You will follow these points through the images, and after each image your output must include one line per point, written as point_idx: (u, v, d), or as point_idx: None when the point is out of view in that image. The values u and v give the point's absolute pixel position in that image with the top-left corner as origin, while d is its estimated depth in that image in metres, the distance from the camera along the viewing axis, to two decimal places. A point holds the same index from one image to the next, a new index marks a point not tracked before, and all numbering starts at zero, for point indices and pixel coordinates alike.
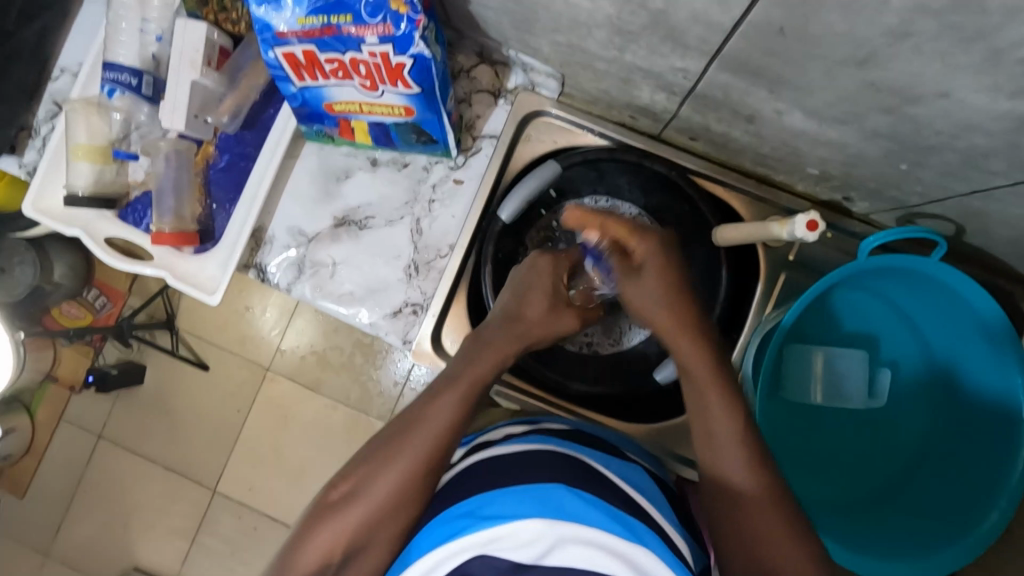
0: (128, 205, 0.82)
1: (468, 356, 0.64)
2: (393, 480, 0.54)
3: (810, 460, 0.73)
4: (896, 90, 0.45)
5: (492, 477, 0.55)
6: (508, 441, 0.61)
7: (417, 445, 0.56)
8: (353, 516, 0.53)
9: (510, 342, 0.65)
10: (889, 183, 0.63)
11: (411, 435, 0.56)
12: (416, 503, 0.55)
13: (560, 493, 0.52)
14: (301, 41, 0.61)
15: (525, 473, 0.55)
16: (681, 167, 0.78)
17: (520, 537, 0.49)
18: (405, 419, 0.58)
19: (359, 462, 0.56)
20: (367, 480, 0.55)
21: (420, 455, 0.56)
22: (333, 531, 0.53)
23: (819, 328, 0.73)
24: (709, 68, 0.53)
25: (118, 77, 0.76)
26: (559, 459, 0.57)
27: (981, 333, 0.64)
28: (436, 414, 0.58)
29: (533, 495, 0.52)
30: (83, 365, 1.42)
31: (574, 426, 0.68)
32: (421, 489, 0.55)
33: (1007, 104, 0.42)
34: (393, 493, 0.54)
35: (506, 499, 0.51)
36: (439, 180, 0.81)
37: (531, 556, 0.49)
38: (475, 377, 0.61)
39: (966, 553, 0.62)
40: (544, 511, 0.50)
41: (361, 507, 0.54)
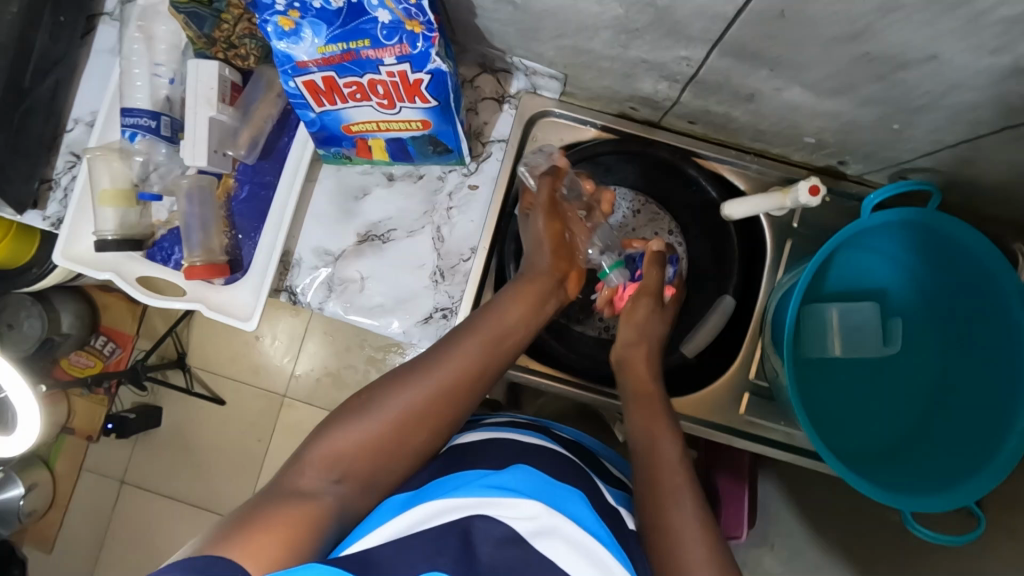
0: (155, 245, 0.85)
1: (486, 309, 0.69)
2: (416, 397, 0.59)
3: (834, 413, 0.77)
4: (887, 58, 0.49)
5: (500, 459, 0.58)
6: (520, 430, 0.66)
7: (443, 373, 0.62)
8: (373, 420, 0.58)
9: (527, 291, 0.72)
10: (883, 144, 0.67)
11: (442, 362, 0.63)
12: (426, 429, 0.59)
13: (570, 497, 0.54)
14: (320, 68, 0.64)
15: (535, 466, 0.58)
16: (684, 151, 0.82)
17: (524, 511, 0.50)
18: (438, 348, 0.65)
19: (388, 379, 0.62)
20: (393, 390, 0.60)
21: (446, 383, 0.61)
22: (351, 431, 0.57)
23: (831, 287, 0.78)
24: (710, 55, 0.58)
25: (138, 121, 0.79)
26: (564, 461, 0.61)
27: (981, 270, 0.68)
28: (467, 348, 0.64)
29: (542, 485, 0.54)
30: (100, 413, 1.45)
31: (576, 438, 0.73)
32: (441, 413, 0.60)
33: (989, 60, 0.46)
34: (414, 409, 0.59)
35: (520, 476, 0.54)
36: (455, 187, 0.85)
37: (526, 530, 0.49)
38: (504, 317, 0.68)
39: (994, 479, 0.64)
40: (554, 500, 0.52)
41: (383, 415, 0.58)
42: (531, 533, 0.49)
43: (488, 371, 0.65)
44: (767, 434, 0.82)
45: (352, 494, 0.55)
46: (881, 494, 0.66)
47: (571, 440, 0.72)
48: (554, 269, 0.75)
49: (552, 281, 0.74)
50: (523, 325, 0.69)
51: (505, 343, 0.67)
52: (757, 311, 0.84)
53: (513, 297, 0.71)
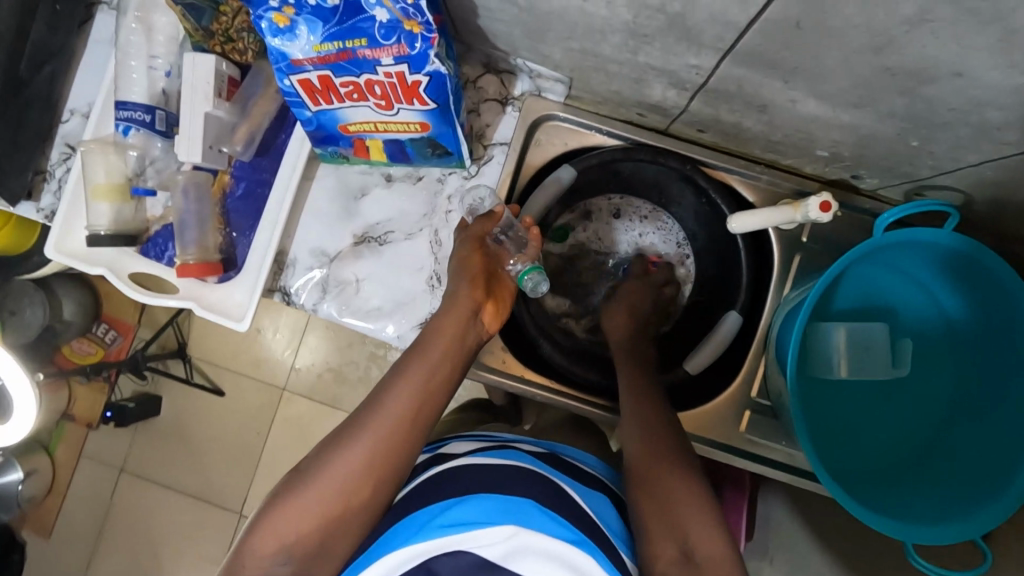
0: (149, 240, 0.83)
1: (421, 342, 0.64)
2: (352, 458, 0.55)
3: (840, 432, 0.74)
4: (911, 73, 0.47)
5: (462, 486, 0.56)
6: (485, 452, 0.63)
7: (377, 424, 0.57)
8: (313, 491, 0.54)
9: (455, 320, 0.65)
10: (901, 160, 0.64)
11: (367, 422, 0.57)
12: (368, 487, 0.55)
13: (526, 507, 0.53)
14: (316, 67, 0.62)
15: (490, 481, 0.56)
16: (694, 160, 0.79)
17: (488, 538, 0.51)
18: (363, 407, 0.59)
19: (317, 450, 0.57)
20: (322, 463, 0.56)
21: (380, 435, 0.56)
22: (286, 512, 0.54)
23: (840, 305, 0.75)
24: (722, 64, 0.55)
25: (132, 115, 0.77)
26: (521, 472, 0.58)
27: (996, 290, 0.65)
28: (395, 398, 0.58)
29: (496, 502, 0.53)
30: (100, 401, 1.43)
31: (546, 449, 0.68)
32: (383, 469, 0.56)
33: (1021, 79, 0.43)
34: (351, 470, 0.55)
35: (476, 504, 0.53)
36: (455, 191, 0.82)
37: (497, 555, 0.50)
38: (438, 353, 0.62)
39: (1009, 510, 0.62)
40: (513, 518, 0.52)
41: (314, 491, 0.54)
42: (503, 556, 0.50)
43: (430, 408, 0.59)
44: (768, 454, 0.80)
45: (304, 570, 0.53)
46: (886, 522, 0.63)
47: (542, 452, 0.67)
48: (468, 300, 0.67)
49: (468, 312, 0.67)
50: (451, 366, 0.63)
51: (445, 376, 0.62)
52: (762, 328, 0.81)
53: (441, 326, 0.64)
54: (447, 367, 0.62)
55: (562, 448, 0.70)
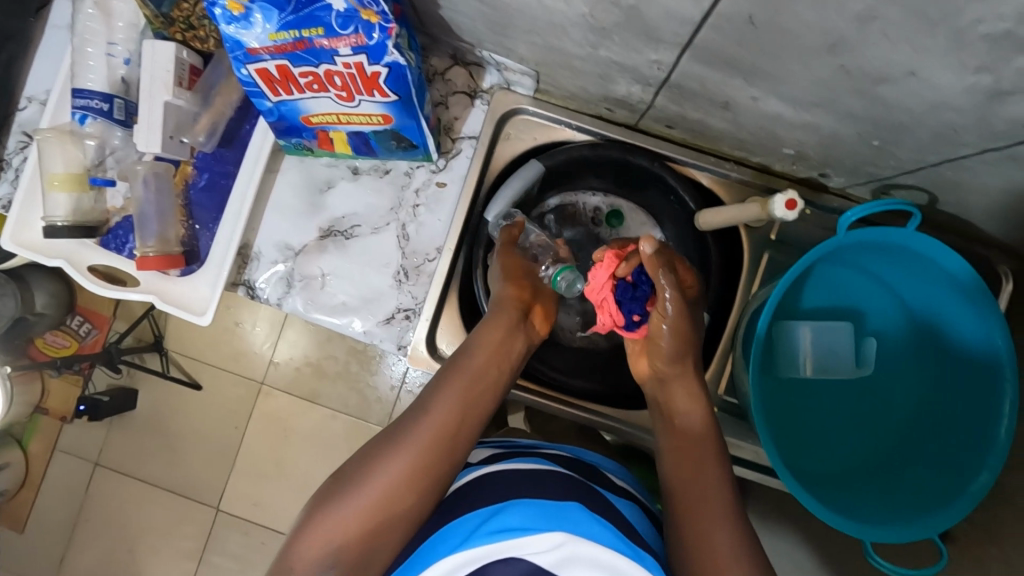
0: (110, 232, 0.81)
1: (462, 352, 0.65)
2: (400, 465, 0.54)
3: (805, 433, 0.74)
4: (866, 72, 0.46)
5: (501, 489, 0.56)
6: (512, 459, 0.63)
7: (423, 434, 0.57)
8: (359, 500, 0.53)
9: (500, 329, 0.66)
10: (865, 160, 0.64)
11: (417, 424, 0.58)
12: (414, 496, 0.54)
13: (576, 513, 0.53)
14: (273, 56, 0.61)
15: (529, 488, 0.56)
16: (662, 156, 0.79)
17: (541, 543, 0.49)
18: (409, 414, 0.59)
19: (366, 454, 0.57)
20: (372, 466, 0.55)
21: (427, 444, 0.56)
22: (338, 515, 0.52)
23: (806, 305, 0.75)
24: (683, 59, 0.54)
25: (89, 103, 0.76)
26: (558, 480, 0.59)
27: (959, 293, 0.65)
28: (445, 399, 0.60)
29: (542, 508, 0.52)
30: (73, 394, 1.39)
31: (572, 454, 0.69)
32: (427, 479, 0.55)
33: (972, 80, 0.43)
34: (398, 478, 0.54)
35: (519, 510, 0.52)
36: (422, 184, 0.81)
37: (549, 562, 0.48)
38: (482, 364, 0.63)
39: (960, 515, 0.62)
40: (561, 525, 0.51)
41: (361, 496, 0.53)
42: (554, 564, 0.48)
43: (471, 421, 0.60)
44: (736, 451, 0.80)
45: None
46: (841, 520, 0.63)
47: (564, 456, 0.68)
48: (516, 301, 0.69)
49: (517, 314, 0.68)
50: (498, 370, 0.64)
51: (487, 387, 0.63)
52: (732, 322, 0.81)
53: (483, 336, 0.65)
54: (495, 368, 0.64)
55: (583, 454, 0.71)
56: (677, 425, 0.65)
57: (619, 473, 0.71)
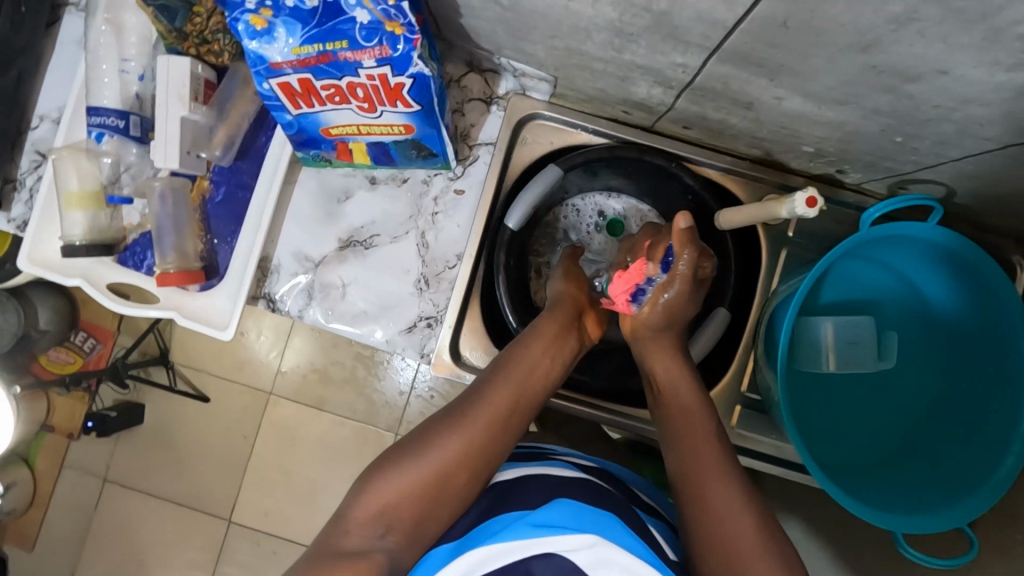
0: (127, 249, 0.81)
1: (516, 345, 0.67)
2: (457, 443, 0.57)
3: (825, 424, 0.75)
4: (897, 71, 0.46)
5: (536, 490, 0.57)
6: (545, 463, 0.64)
7: (478, 417, 0.59)
8: (415, 472, 0.55)
9: (554, 325, 0.69)
10: (885, 155, 0.65)
11: (474, 407, 0.60)
12: (467, 474, 0.56)
13: (612, 519, 0.52)
14: (296, 70, 0.60)
15: (567, 493, 0.56)
16: (677, 157, 0.79)
17: (576, 543, 0.48)
18: (465, 397, 0.62)
19: (424, 429, 0.59)
20: (430, 440, 0.57)
21: (482, 428, 0.58)
22: (392, 485, 0.54)
23: (827, 301, 0.76)
24: (709, 61, 0.55)
25: (105, 121, 0.75)
26: (593, 488, 0.59)
27: (980, 287, 0.67)
28: (500, 385, 0.62)
29: (579, 511, 0.52)
30: (80, 410, 1.40)
31: (600, 463, 0.70)
32: (480, 461, 0.57)
33: (1004, 77, 0.43)
34: (454, 457, 0.56)
35: (558, 510, 0.52)
36: (440, 192, 0.81)
37: (583, 562, 0.47)
38: (535, 358, 0.65)
39: (987, 503, 0.63)
40: (594, 528, 0.50)
41: (418, 468, 0.55)
42: (588, 565, 0.47)
43: (523, 411, 0.62)
44: (756, 446, 0.80)
45: (400, 548, 0.53)
46: (869, 511, 0.64)
47: (598, 468, 0.69)
48: (573, 301, 0.73)
49: (572, 315, 0.72)
50: (552, 360, 0.67)
51: (539, 380, 0.65)
52: (751, 320, 0.81)
53: (538, 333, 0.68)
54: (549, 361, 0.66)
55: (607, 466, 0.72)
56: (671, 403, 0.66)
57: (638, 484, 0.72)
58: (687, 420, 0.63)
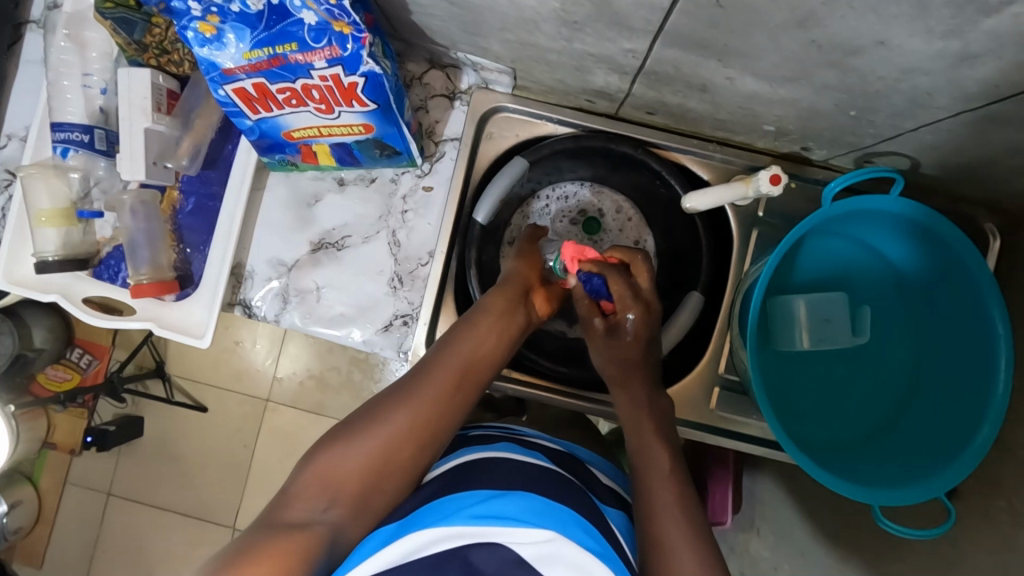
0: (101, 263, 0.81)
1: (465, 320, 0.67)
2: (403, 416, 0.57)
3: (801, 403, 0.75)
4: (837, 45, 0.46)
5: (498, 478, 0.58)
6: (510, 447, 0.65)
7: (425, 391, 0.60)
8: (361, 446, 0.55)
9: (502, 300, 0.69)
10: (845, 130, 0.64)
11: (421, 381, 0.61)
12: (413, 446, 0.57)
13: (566, 514, 0.53)
14: (249, 75, 0.61)
15: (526, 484, 0.57)
16: (643, 142, 0.79)
17: (529, 536, 0.49)
18: (414, 372, 0.62)
19: (369, 407, 0.59)
20: (376, 414, 0.57)
21: (428, 401, 0.59)
22: (337, 459, 0.54)
23: (799, 277, 0.75)
24: (656, 45, 0.54)
25: (69, 136, 0.76)
26: (556, 477, 0.60)
27: (950, 255, 0.66)
28: (445, 363, 0.62)
29: (535, 503, 0.53)
30: (80, 426, 1.39)
31: (565, 449, 0.72)
32: (426, 433, 0.58)
33: (941, 44, 0.43)
34: (400, 429, 0.57)
35: (515, 502, 0.53)
36: (409, 190, 0.82)
37: (532, 555, 0.48)
38: (481, 334, 0.66)
39: (965, 471, 0.63)
40: (550, 523, 0.51)
41: (364, 441, 0.56)
42: (537, 558, 0.48)
43: (472, 385, 0.63)
44: (742, 429, 0.81)
45: (344, 521, 0.52)
46: (850, 488, 0.65)
47: (562, 451, 0.71)
48: (521, 279, 0.72)
49: (520, 290, 0.71)
50: (500, 340, 0.67)
51: (485, 355, 0.65)
52: (727, 302, 0.81)
53: (487, 308, 0.68)
54: (496, 338, 0.67)
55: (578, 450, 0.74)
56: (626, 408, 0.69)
57: (605, 469, 0.75)
58: (641, 427, 0.67)
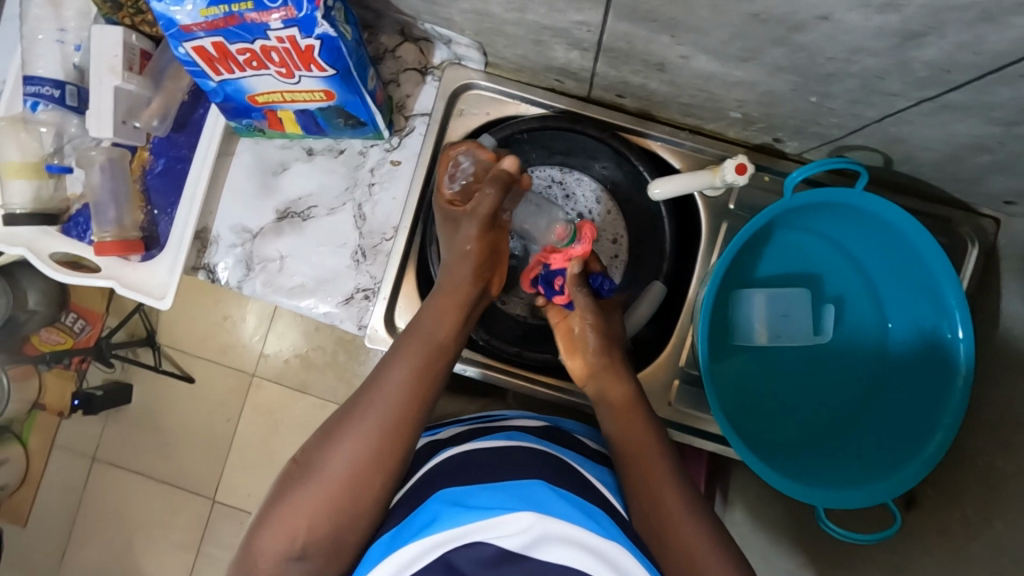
0: (71, 220, 0.82)
1: (418, 325, 0.65)
2: (350, 450, 0.55)
3: (761, 402, 0.73)
4: (779, 19, 0.45)
5: (473, 473, 0.56)
6: (483, 437, 0.64)
7: (373, 413, 0.57)
8: (316, 489, 0.54)
9: (453, 308, 0.66)
10: (808, 119, 0.63)
11: (369, 400, 0.58)
12: (375, 477, 0.55)
13: (544, 491, 0.52)
14: (207, 33, 0.60)
15: (501, 473, 0.55)
16: (613, 127, 0.78)
17: (514, 526, 0.48)
18: (362, 390, 0.60)
19: (320, 442, 0.58)
20: (326, 453, 0.56)
21: (377, 423, 0.57)
22: (294, 508, 0.54)
23: (763, 272, 0.74)
24: (608, 18, 0.53)
25: (40, 90, 0.76)
26: (531, 457, 0.59)
27: (914, 255, 0.64)
28: (392, 378, 0.60)
29: (516, 491, 0.51)
30: (69, 390, 1.42)
31: (547, 422, 0.72)
32: (380, 462, 0.55)
33: (880, 20, 0.41)
34: (351, 464, 0.55)
35: (492, 494, 0.51)
36: (376, 163, 0.81)
37: (520, 545, 0.47)
38: (426, 335, 0.64)
39: (919, 473, 0.62)
40: (531, 505, 0.50)
41: (318, 485, 0.54)
42: (526, 546, 0.47)
43: (426, 390, 0.60)
44: (698, 424, 0.79)
45: (317, 566, 0.53)
46: (802, 490, 0.63)
47: (541, 427, 0.69)
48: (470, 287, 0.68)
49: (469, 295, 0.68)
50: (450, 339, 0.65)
51: (439, 355, 0.63)
52: (691, 294, 0.80)
53: (437, 313, 0.65)
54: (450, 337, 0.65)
55: (560, 423, 0.74)
56: (615, 413, 0.67)
57: (589, 436, 0.75)
58: (637, 429, 0.65)
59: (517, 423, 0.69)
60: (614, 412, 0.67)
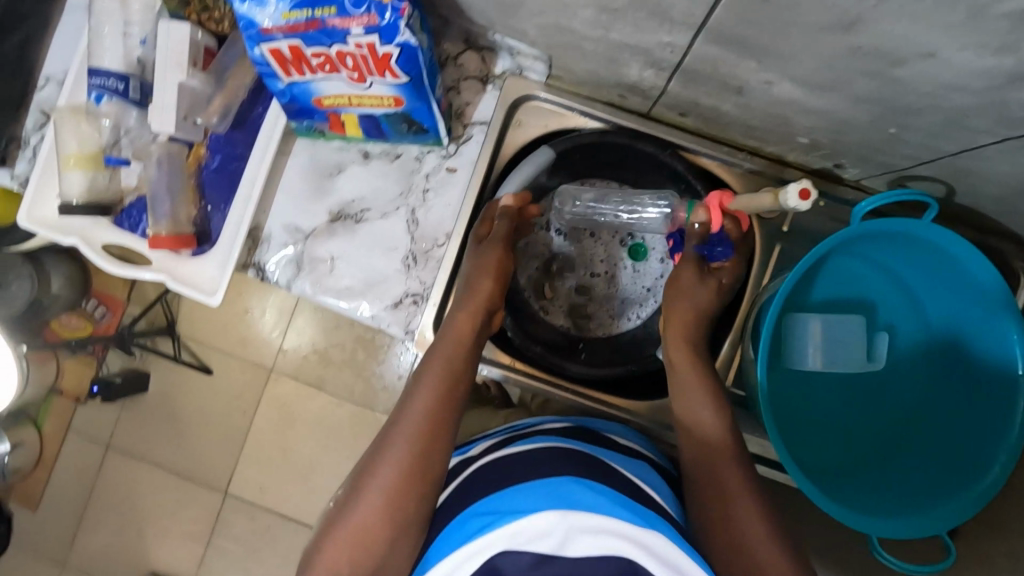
0: (123, 212, 0.82)
1: (439, 347, 0.67)
2: (386, 477, 0.57)
3: (806, 428, 0.73)
4: (882, 54, 0.45)
5: (508, 476, 0.57)
6: (514, 442, 0.65)
7: (403, 439, 0.59)
8: (360, 513, 0.55)
9: (468, 322, 0.69)
10: (878, 148, 0.63)
11: (399, 426, 0.60)
12: (411, 499, 0.56)
13: (572, 486, 0.53)
14: (285, 36, 0.60)
15: (528, 473, 0.57)
16: (672, 145, 0.78)
17: (541, 528, 0.50)
18: (393, 417, 0.62)
19: (359, 472, 0.59)
20: (364, 483, 0.57)
21: (406, 449, 0.58)
22: (340, 537, 0.55)
23: (816, 296, 0.73)
24: (696, 41, 0.53)
25: (105, 82, 0.76)
26: (559, 455, 0.60)
27: (975, 291, 0.65)
28: (419, 402, 0.62)
29: (545, 490, 0.53)
30: (87, 375, 1.41)
31: (575, 423, 0.72)
32: (415, 483, 0.57)
33: (992, 60, 0.42)
34: (389, 488, 0.56)
35: (521, 494, 0.53)
36: (432, 170, 0.81)
37: (552, 546, 0.49)
38: (446, 356, 0.66)
39: (972, 505, 0.63)
40: (556, 502, 0.51)
41: (360, 511, 0.55)
42: (557, 546, 0.49)
43: (451, 413, 0.62)
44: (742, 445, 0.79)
45: None
46: (860, 519, 0.63)
47: (568, 426, 0.70)
48: (486, 300, 0.71)
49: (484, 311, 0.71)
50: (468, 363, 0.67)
51: (461, 377, 0.65)
52: (740, 314, 0.80)
53: (455, 336, 0.68)
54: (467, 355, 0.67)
55: (584, 421, 0.74)
56: (688, 410, 0.67)
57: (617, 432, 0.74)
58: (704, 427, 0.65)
59: (546, 426, 0.70)
60: (687, 411, 0.67)
